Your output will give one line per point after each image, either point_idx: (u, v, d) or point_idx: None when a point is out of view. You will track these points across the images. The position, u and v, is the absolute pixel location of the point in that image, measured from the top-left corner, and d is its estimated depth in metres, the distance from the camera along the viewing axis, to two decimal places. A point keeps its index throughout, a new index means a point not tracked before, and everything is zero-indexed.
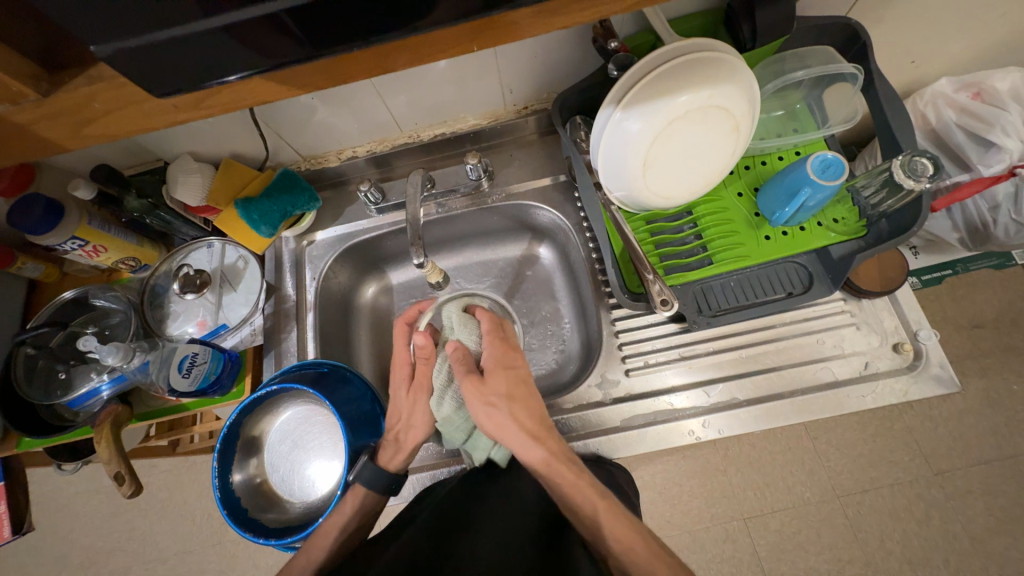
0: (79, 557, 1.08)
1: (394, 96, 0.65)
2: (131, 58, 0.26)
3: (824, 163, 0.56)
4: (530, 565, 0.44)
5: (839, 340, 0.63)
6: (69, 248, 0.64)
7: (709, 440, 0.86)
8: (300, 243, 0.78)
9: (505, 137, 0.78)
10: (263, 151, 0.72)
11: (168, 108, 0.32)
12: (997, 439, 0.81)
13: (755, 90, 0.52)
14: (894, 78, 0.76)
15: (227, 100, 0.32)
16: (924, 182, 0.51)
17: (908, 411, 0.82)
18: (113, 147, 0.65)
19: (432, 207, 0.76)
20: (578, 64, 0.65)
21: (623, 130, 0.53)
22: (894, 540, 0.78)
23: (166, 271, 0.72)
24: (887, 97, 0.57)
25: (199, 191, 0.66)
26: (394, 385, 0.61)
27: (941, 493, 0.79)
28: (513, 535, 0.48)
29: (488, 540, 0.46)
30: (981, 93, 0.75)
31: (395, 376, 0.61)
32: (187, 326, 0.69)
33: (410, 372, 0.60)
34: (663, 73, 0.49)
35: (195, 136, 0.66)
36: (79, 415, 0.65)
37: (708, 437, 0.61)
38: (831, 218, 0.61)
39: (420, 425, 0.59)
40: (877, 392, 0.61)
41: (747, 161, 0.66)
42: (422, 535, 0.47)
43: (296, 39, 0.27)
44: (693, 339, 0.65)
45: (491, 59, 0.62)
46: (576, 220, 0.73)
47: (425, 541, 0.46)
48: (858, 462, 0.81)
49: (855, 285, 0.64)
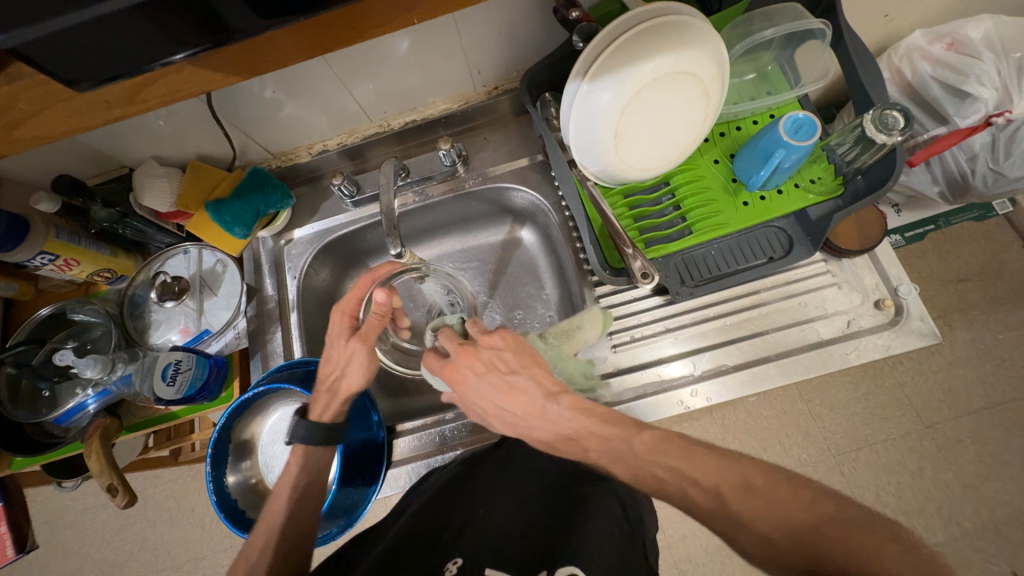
0: (92, 571, 1.09)
1: (360, 84, 0.64)
2: (51, 47, 0.25)
3: (796, 124, 0.55)
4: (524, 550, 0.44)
5: (821, 301, 0.63)
6: (39, 263, 0.63)
7: (705, 410, 0.86)
8: (278, 242, 0.76)
9: (478, 120, 0.76)
10: (230, 150, 0.70)
11: (100, 104, 0.31)
12: (986, 388, 0.82)
13: (723, 54, 0.52)
14: (869, 34, 0.75)
15: (164, 91, 0.32)
16: (896, 135, 0.51)
17: (898, 367, 0.83)
18: (75, 156, 0.63)
19: (410, 196, 0.75)
20: (544, 39, 0.64)
21: (592, 102, 0.52)
22: (889, 492, 0.80)
23: (144, 281, 0.71)
24: (857, 51, 0.56)
25: (168, 195, 0.65)
26: (331, 330, 0.59)
27: (932, 445, 0.80)
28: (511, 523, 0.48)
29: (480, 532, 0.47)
30: (955, 42, 0.74)
31: (333, 323, 0.59)
32: (170, 334, 0.69)
33: (351, 323, 0.59)
34: (628, 41, 0.48)
35: (157, 138, 0.64)
36: (69, 432, 0.65)
37: (697, 405, 0.62)
38: (807, 179, 0.61)
39: (355, 376, 0.59)
40: (861, 349, 0.61)
41: (721, 127, 0.65)
42: (409, 543, 0.47)
43: (227, 12, 0.26)
44: (677, 310, 0.65)
45: (454, 39, 0.60)
46: (554, 199, 0.73)
47: (416, 553, 0.45)
48: (852, 421, 0.83)
49: (835, 244, 0.64)
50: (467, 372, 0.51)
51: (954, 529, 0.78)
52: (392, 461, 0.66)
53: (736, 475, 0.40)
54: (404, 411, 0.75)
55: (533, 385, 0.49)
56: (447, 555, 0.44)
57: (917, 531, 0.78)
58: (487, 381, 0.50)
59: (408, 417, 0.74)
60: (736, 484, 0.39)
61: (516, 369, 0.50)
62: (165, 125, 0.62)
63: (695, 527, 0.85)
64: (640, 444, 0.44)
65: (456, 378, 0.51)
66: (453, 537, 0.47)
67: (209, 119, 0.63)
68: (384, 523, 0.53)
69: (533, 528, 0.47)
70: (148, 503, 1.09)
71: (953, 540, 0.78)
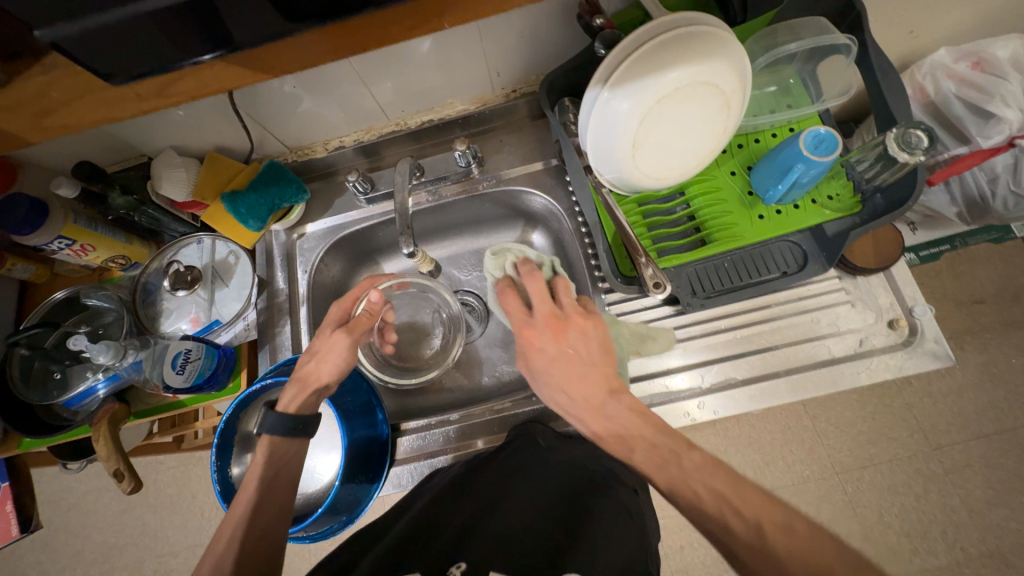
0: (92, 553, 1.10)
1: (379, 82, 0.64)
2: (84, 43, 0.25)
3: (817, 139, 0.55)
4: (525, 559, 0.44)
5: (834, 318, 0.63)
6: (57, 247, 0.64)
7: (709, 422, 0.86)
8: (290, 236, 0.77)
9: (495, 122, 0.76)
10: (247, 143, 0.71)
11: (129, 97, 0.31)
12: (996, 413, 0.81)
13: (745, 66, 0.51)
14: (893, 50, 0.74)
15: (191, 87, 0.32)
16: (918, 154, 0.51)
17: (907, 388, 0.82)
18: (95, 144, 0.64)
19: (424, 195, 0.75)
20: (565, 44, 0.64)
21: (611, 110, 0.51)
22: (893, 514, 0.79)
23: (157, 269, 0.72)
24: (882, 68, 0.56)
25: (184, 185, 0.66)
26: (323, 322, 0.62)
27: (939, 468, 0.79)
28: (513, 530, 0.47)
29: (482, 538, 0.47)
30: (980, 62, 0.73)
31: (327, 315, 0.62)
32: (181, 323, 0.70)
33: (343, 316, 0.62)
34: (651, 50, 0.48)
35: (176, 129, 0.65)
36: (78, 415, 0.65)
37: (704, 418, 0.61)
38: (825, 195, 0.60)
39: (330, 363, 0.58)
40: (873, 368, 0.61)
41: (740, 139, 0.65)
42: (409, 544, 0.47)
43: (259, 13, 0.26)
44: (687, 321, 0.64)
45: (476, 41, 0.60)
46: (568, 204, 0.72)
47: (417, 555, 0.45)
48: (858, 439, 0.82)
49: (850, 262, 0.63)
50: (547, 340, 0.51)
51: (958, 554, 0.77)
52: (394, 459, 0.67)
53: (778, 513, 0.36)
54: (408, 409, 0.75)
55: (598, 380, 0.48)
56: (450, 560, 0.44)
57: (919, 554, 0.77)
58: (562, 356, 0.50)
59: (412, 416, 0.74)
60: (778, 522, 0.35)
61: (576, 354, 0.50)
62: (185, 116, 0.62)
63: (694, 539, 0.85)
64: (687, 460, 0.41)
65: (531, 343, 0.52)
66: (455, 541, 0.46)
67: (228, 112, 0.63)
68: (384, 522, 0.53)
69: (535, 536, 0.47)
70: (149, 488, 1.10)
71: (956, 564, 0.77)
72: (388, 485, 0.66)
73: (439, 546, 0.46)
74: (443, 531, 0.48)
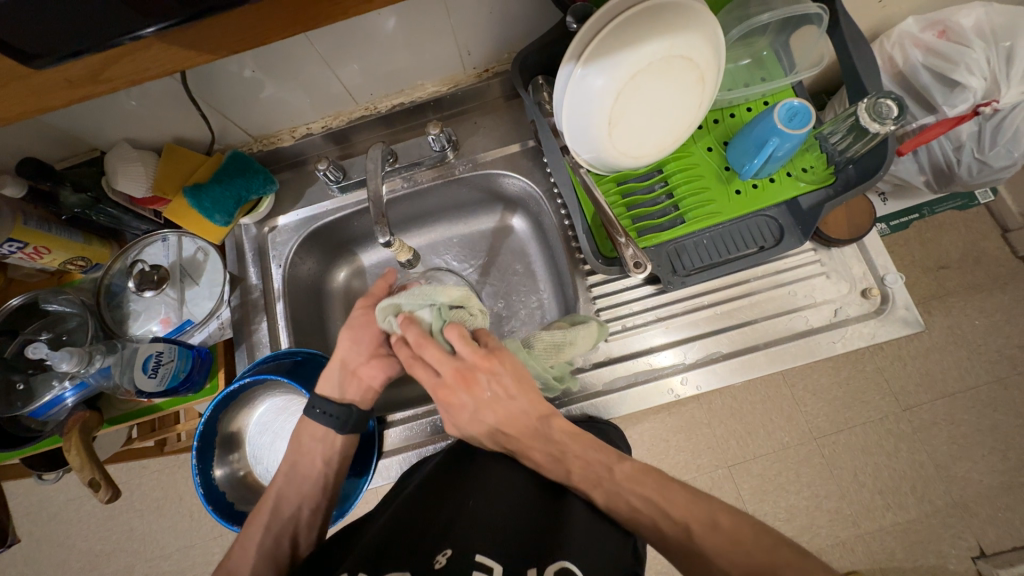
0: (79, 561, 1.08)
1: (344, 65, 0.61)
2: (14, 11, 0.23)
3: (791, 111, 0.55)
4: (511, 547, 0.45)
5: (810, 290, 0.64)
6: (7, 252, 0.59)
7: (693, 396, 0.88)
8: (261, 230, 0.74)
9: (468, 104, 0.74)
10: (208, 133, 0.67)
11: (60, 83, 0.29)
12: (960, 372, 0.85)
13: (719, 38, 0.50)
14: (862, 20, 0.74)
15: (131, 70, 0.30)
16: (889, 124, 0.51)
17: (878, 352, 0.86)
18: (41, 138, 0.60)
19: (398, 181, 0.73)
20: (537, 20, 0.62)
21: (586, 86, 0.50)
22: (867, 473, 0.82)
23: (120, 269, 0.68)
24: (853, 38, 0.56)
25: (143, 180, 0.63)
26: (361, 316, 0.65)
27: (908, 427, 0.83)
28: (504, 517, 0.48)
29: (474, 524, 0.47)
30: (946, 31, 0.74)
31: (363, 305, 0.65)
32: (151, 325, 0.67)
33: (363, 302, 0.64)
34: (624, 23, 0.46)
35: (129, 119, 0.61)
36: (47, 425, 0.63)
37: (687, 393, 0.62)
38: (800, 168, 0.61)
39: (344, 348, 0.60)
40: (847, 337, 0.62)
41: (715, 114, 0.64)
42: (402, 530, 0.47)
43: None
44: (668, 299, 0.65)
45: (444, 18, 0.58)
46: (546, 186, 0.71)
47: (406, 542, 0.45)
48: (834, 404, 0.85)
49: (824, 234, 0.65)
50: (465, 394, 0.51)
51: (926, 506, 0.81)
52: (382, 452, 0.66)
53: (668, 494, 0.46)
54: (395, 401, 0.74)
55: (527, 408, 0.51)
56: (439, 545, 0.45)
57: (891, 508, 0.81)
58: (483, 403, 0.51)
59: (398, 407, 0.73)
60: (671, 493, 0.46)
61: (515, 396, 0.51)
62: (139, 105, 0.59)
63: None
64: (618, 472, 0.48)
65: (451, 398, 0.52)
66: (449, 521, 0.47)
67: (184, 99, 0.60)
68: (373, 511, 0.53)
69: (529, 518, 0.48)
70: (134, 493, 1.08)
71: (925, 516, 0.80)
72: (377, 477, 0.66)
73: (433, 529, 0.47)
74: (436, 511, 0.49)
